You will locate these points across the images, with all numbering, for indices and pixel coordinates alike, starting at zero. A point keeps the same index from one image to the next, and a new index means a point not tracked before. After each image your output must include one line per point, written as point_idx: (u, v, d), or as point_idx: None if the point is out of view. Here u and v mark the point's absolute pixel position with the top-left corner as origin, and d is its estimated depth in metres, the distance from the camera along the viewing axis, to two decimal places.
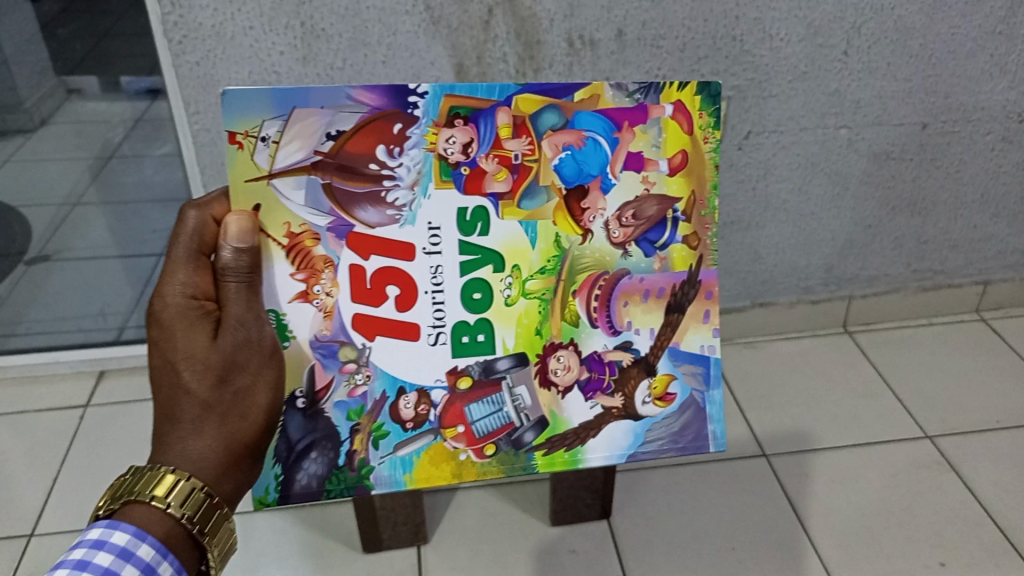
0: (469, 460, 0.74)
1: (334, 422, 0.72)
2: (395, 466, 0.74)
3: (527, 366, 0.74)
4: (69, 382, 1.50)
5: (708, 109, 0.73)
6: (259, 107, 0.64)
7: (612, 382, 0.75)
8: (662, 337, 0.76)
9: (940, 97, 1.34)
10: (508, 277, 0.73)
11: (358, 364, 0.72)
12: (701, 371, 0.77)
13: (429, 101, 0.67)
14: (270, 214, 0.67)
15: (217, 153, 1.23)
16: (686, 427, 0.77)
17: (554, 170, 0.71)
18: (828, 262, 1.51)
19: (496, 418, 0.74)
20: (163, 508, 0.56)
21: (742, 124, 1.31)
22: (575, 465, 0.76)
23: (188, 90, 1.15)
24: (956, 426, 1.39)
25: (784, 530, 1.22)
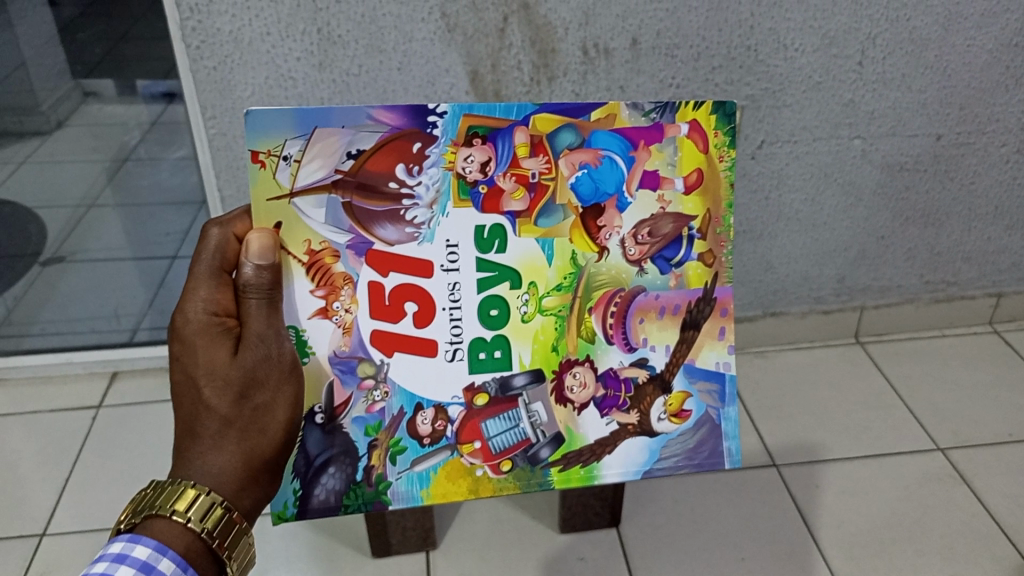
0: (485, 475, 0.74)
1: (352, 437, 0.72)
2: (412, 481, 0.73)
3: (544, 383, 0.74)
4: (82, 383, 1.51)
5: (723, 128, 0.73)
6: (281, 126, 0.65)
7: (628, 399, 0.75)
8: (677, 354, 0.76)
9: (955, 108, 1.34)
10: (525, 293, 0.73)
11: (376, 380, 0.72)
12: (716, 388, 0.77)
13: (448, 121, 0.68)
14: (291, 231, 0.68)
15: (232, 158, 1.23)
16: (701, 443, 0.77)
17: (571, 189, 0.71)
18: (841, 272, 1.51)
19: (513, 434, 0.74)
20: (184, 523, 0.57)
21: (755, 133, 1.31)
22: (591, 482, 0.75)
23: (205, 95, 1.15)
24: (968, 438, 1.38)
25: (795, 541, 1.21)
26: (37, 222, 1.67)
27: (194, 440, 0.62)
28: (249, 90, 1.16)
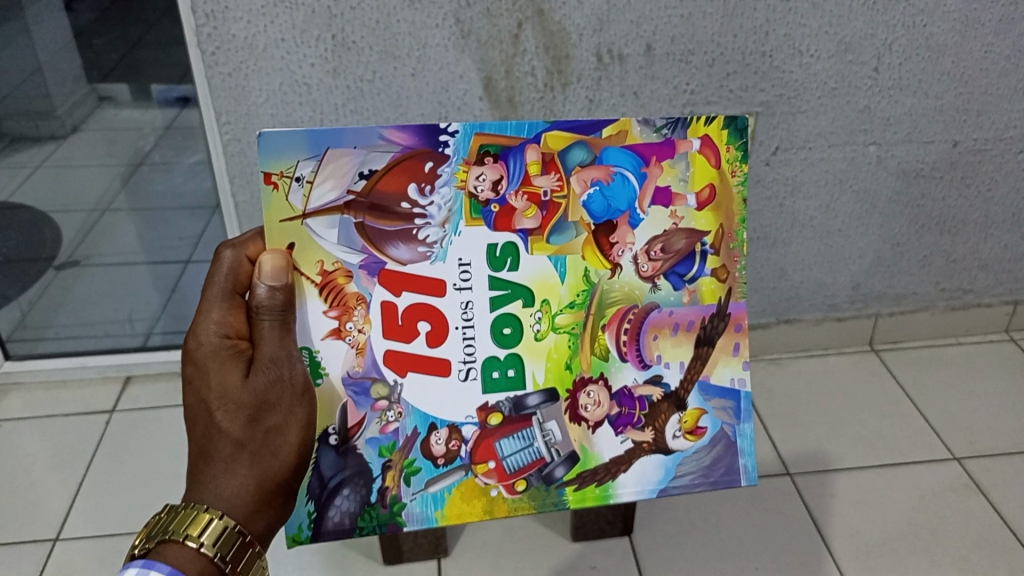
0: (500, 495, 0.73)
1: (365, 458, 0.71)
2: (427, 502, 0.73)
3: (558, 402, 0.73)
4: (96, 387, 1.52)
5: (735, 143, 0.73)
6: (294, 148, 0.65)
7: (642, 417, 0.75)
8: (691, 370, 0.76)
9: (971, 115, 1.33)
10: (538, 312, 0.73)
11: (389, 399, 0.71)
12: (731, 405, 0.76)
13: (460, 139, 0.68)
14: (304, 252, 0.68)
15: (246, 163, 1.23)
16: (717, 461, 0.76)
17: (583, 206, 0.71)
18: (855, 279, 1.50)
19: (527, 454, 0.73)
20: (197, 547, 0.57)
21: (770, 140, 1.30)
22: (606, 500, 0.74)
23: (220, 101, 1.16)
24: (984, 448, 1.37)
25: (808, 551, 1.20)
26: (53, 226, 1.67)
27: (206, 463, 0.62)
28: (263, 96, 1.16)
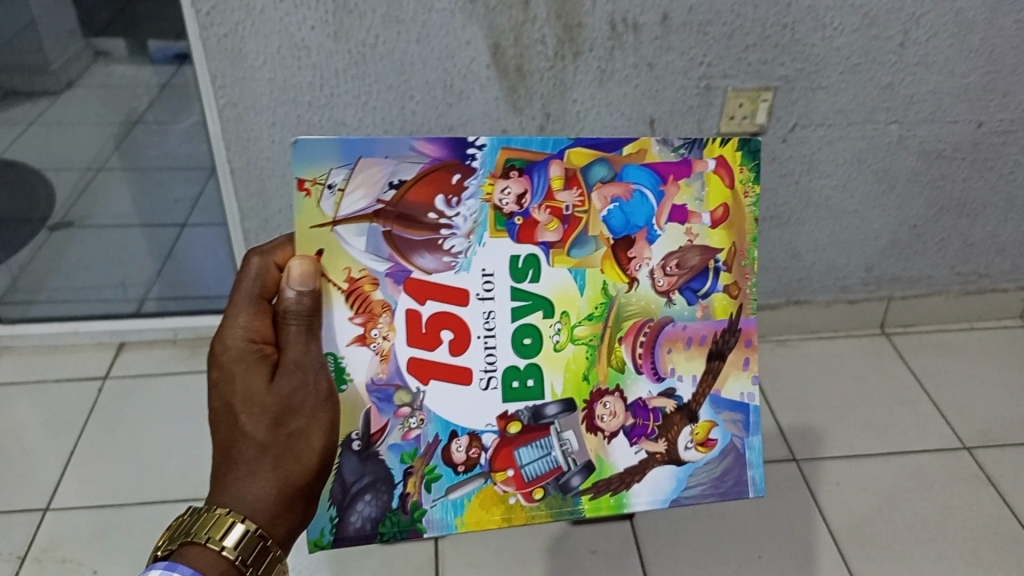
0: (518, 503, 0.69)
1: (387, 464, 0.66)
2: (447, 509, 0.68)
3: (575, 412, 0.69)
4: (89, 353, 1.49)
5: (748, 165, 0.70)
6: (328, 155, 0.62)
7: (657, 428, 0.71)
8: (703, 384, 0.72)
9: (998, 94, 1.28)
10: (558, 322, 0.69)
11: (413, 408, 0.66)
12: (740, 418, 0.73)
13: (487, 153, 0.65)
14: (332, 258, 0.64)
15: (243, 129, 1.18)
16: (726, 471, 0.73)
17: (603, 221, 0.67)
18: (869, 261, 1.46)
19: (545, 462, 0.69)
20: (218, 550, 0.57)
21: (787, 116, 1.25)
22: (620, 510, 0.70)
23: (215, 64, 1.11)
24: (995, 438, 1.34)
25: (812, 541, 1.18)
26: (47, 184, 1.61)
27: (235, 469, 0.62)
28: (261, 59, 1.11)
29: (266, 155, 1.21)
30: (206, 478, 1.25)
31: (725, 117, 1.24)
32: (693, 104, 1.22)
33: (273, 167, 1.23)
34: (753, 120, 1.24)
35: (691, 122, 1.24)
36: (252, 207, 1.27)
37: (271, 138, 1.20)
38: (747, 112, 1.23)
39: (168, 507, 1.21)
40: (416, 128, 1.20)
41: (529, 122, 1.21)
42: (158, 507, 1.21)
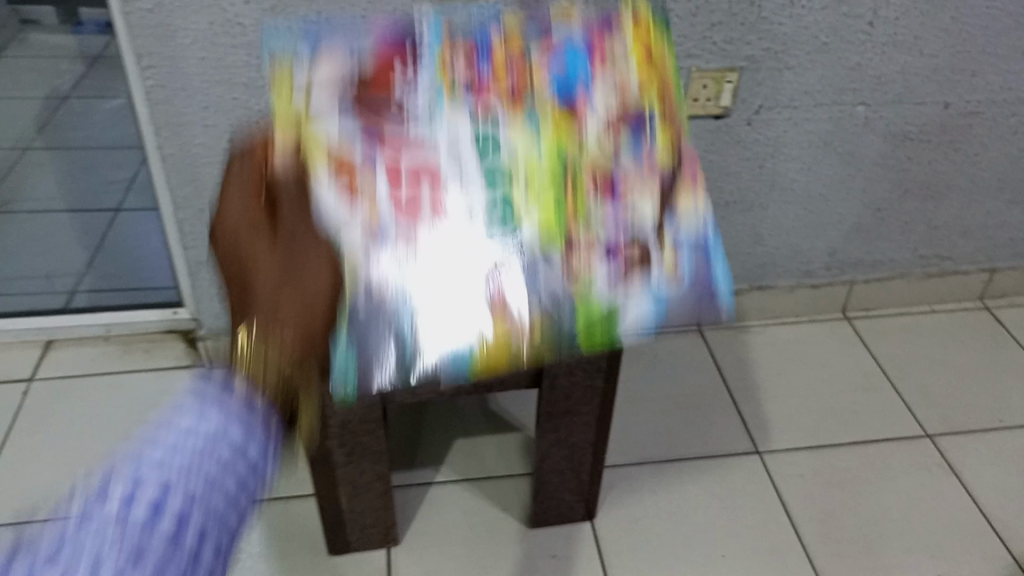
0: (522, 339, 0.72)
1: (396, 306, 0.71)
2: (456, 357, 0.71)
3: (553, 245, 0.76)
4: (12, 352, 1.38)
5: (657, 17, 0.90)
6: (293, 45, 0.86)
7: (629, 246, 0.76)
8: (661, 203, 0.79)
9: (966, 75, 1.24)
10: (522, 174, 0.80)
11: (406, 246, 0.73)
12: (701, 236, 0.78)
13: (430, 30, 0.89)
14: (312, 131, 0.78)
15: (173, 113, 1.08)
16: (699, 283, 0.76)
17: (546, 85, 0.85)
18: (833, 245, 1.43)
19: (541, 290, 0.74)
20: (264, 370, 0.48)
21: (753, 98, 1.20)
22: (615, 334, 0.73)
23: (141, 41, 1.01)
24: (958, 424, 1.32)
25: (778, 536, 1.15)
26: None
27: (248, 322, 0.51)
28: (191, 37, 1.02)
29: (200, 141, 1.12)
30: None
31: (689, 99, 1.18)
32: None
33: (208, 154, 1.13)
34: (718, 101, 1.19)
35: None
36: (186, 196, 1.17)
37: (204, 123, 1.10)
38: (712, 94, 1.18)
39: None
40: None
41: None
42: None
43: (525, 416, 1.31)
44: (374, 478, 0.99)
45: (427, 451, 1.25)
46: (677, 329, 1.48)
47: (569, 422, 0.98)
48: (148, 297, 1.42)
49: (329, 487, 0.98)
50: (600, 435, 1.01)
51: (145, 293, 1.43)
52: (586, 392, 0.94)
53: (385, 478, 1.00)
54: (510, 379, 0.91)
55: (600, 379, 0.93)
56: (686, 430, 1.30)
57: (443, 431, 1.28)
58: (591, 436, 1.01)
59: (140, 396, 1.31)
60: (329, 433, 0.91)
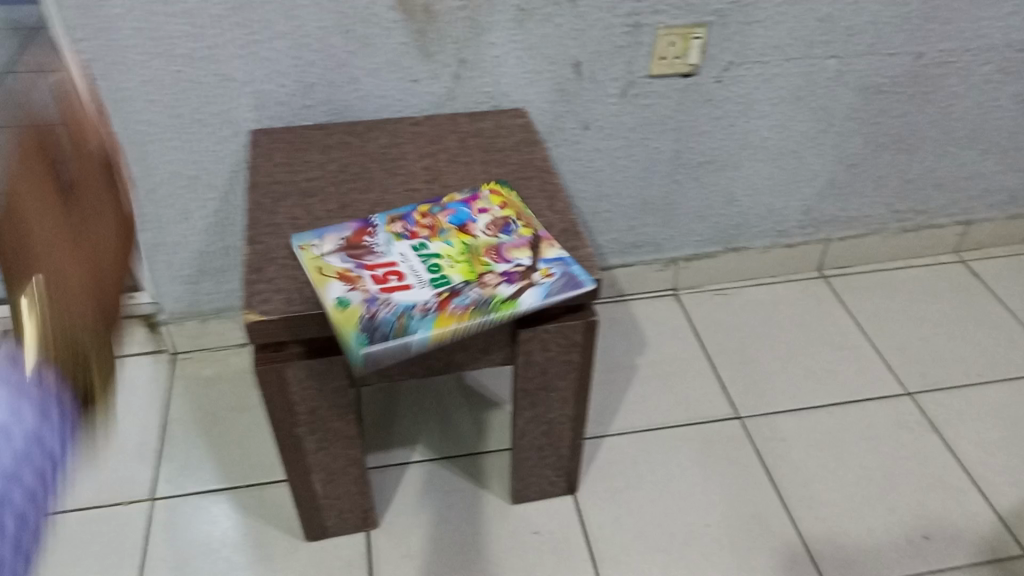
0: (463, 316, 0.75)
1: (381, 318, 0.74)
2: (425, 323, 0.74)
3: (469, 284, 0.79)
4: None
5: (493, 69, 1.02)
6: None
7: (517, 274, 0.81)
8: (532, 250, 0.84)
9: (939, 23, 1.20)
10: (447, 260, 0.83)
11: (386, 300, 0.76)
12: (562, 264, 0.82)
13: None
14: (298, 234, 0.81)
15: (112, 88, 1.02)
16: (567, 280, 0.80)
17: None
18: (807, 203, 1.40)
19: (469, 297, 0.77)
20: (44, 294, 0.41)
21: (722, 54, 1.17)
22: (514, 308, 0.77)
23: (68, 13, 0.94)
24: (936, 380, 1.31)
25: (762, 502, 1.13)
26: None
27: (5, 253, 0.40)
28: (123, 6, 0.95)
29: (144, 117, 1.05)
30: (107, 481, 1.13)
31: (656, 57, 1.14)
32: (621, 43, 1.12)
33: (153, 130, 1.07)
34: (685, 59, 1.16)
35: (620, 64, 1.14)
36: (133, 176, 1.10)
37: (147, 98, 1.04)
38: (679, 51, 1.15)
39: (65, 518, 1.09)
40: (316, 79, 1.06)
41: (442, 70, 1.09)
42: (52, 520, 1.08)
43: (500, 389, 1.28)
44: (348, 463, 0.95)
45: (402, 430, 1.21)
46: (651, 294, 1.46)
47: (546, 398, 0.95)
48: None
49: (301, 474, 0.95)
50: (579, 409, 0.98)
51: None
52: (563, 367, 0.91)
53: (359, 463, 0.96)
54: (483, 359, 0.88)
55: (576, 354, 0.90)
56: (665, 397, 1.28)
57: (418, 409, 1.25)
58: (570, 411, 0.98)
59: None
60: (297, 420, 0.88)
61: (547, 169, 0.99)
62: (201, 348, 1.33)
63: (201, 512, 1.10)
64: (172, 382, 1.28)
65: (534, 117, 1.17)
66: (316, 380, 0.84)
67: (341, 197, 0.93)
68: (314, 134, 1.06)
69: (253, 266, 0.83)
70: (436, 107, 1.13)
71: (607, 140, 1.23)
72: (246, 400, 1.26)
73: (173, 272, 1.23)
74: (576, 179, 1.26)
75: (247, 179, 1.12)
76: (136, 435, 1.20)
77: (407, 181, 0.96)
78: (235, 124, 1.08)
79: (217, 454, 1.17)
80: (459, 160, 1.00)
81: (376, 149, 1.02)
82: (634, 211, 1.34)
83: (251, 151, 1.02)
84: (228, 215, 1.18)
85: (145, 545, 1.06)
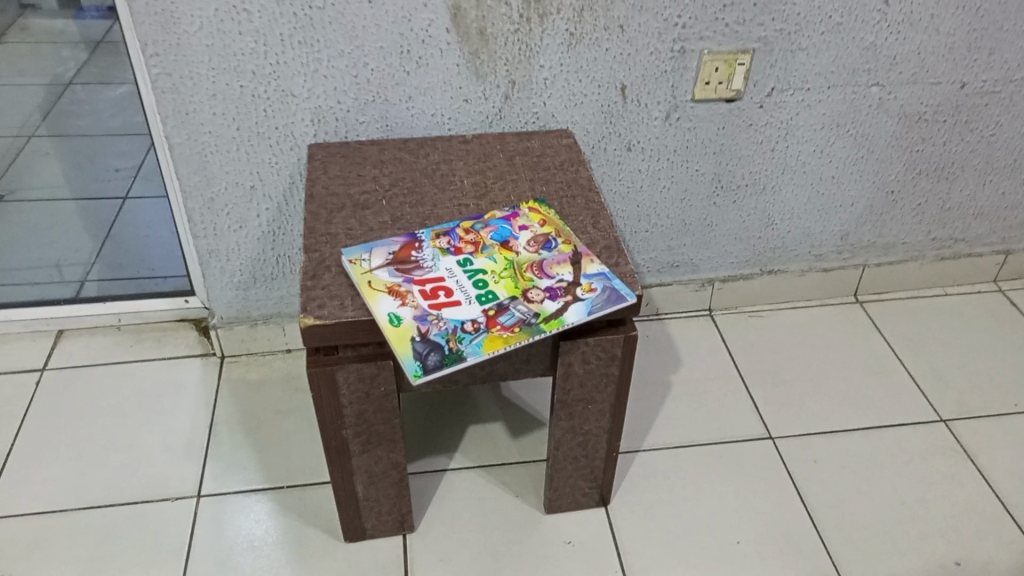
0: (511, 333, 0.79)
1: (435, 338, 0.78)
2: (475, 342, 0.78)
3: (515, 300, 0.83)
4: (24, 342, 1.37)
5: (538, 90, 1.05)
6: None
7: (561, 289, 0.84)
8: (575, 265, 0.87)
9: (982, 54, 1.22)
10: (491, 275, 0.86)
11: (438, 318, 0.80)
12: (604, 279, 0.85)
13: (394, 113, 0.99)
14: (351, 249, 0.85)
15: (180, 101, 1.07)
16: (610, 295, 0.83)
17: None
18: (845, 228, 1.42)
19: (516, 313, 0.81)
20: None
21: (765, 80, 1.19)
22: (560, 324, 0.80)
23: (144, 29, 1.00)
24: (972, 409, 1.31)
25: (794, 522, 1.14)
26: None
27: None
28: (195, 24, 1.01)
29: (208, 129, 1.10)
30: (157, 477, 1.18)
31: (700, 81, 1.17)
32: (666, 68, 1.15)
33: (217, 142, 1.12)
34: (730, 85, 1.18)
35: (664, 88, 1.17)
36: (194, 185, 1.15)
37: (211, 111, 1.09)
38: (723, 77, 1.18)
39: (116, 510, 1.13)
40: (371, 97, 1.11)
41: (492, 91, 1.13)
42: (104, 511, 1.13)
43: (537, 402, 1.31)
44: (390, 467, 0.99)
45: (439, 439, 1.25)
46: (687, 314, 1.48)
47: (584, 410, 0.98)
48: (159, 285, 1.42)
49: (345, 475, 0.98)
50: (615, 422, 1.01)
51: (155, 281, 1.43)
52: (601, 380, 0.94)
53: (400, 466, 0.99)
54: (524, 369, 0.91)
55: (615, 367, 0.93)
56: (698, 416, 1.29)
57: (456, 418, 1.28)
58: (605, 424, 1.01)
59: (154, 386, 1.31)
60: (344, 422, 0.91)
61: (592, 189, 1.02)
62: (248, 352, 1.37)
63: (245, 509, 1.14)
64: (221, 384, 1.32)
65: (579, 138, 1.20)
66: (365, 384, 0.87)
67: (393, 211, 0.97)
68: (368, 148, 1.10)
69: (310, 273, 0.87)
70: (484, 126, 1.17)
71: (649, 161, 1.25)
72: (291, 403, 1.30)
73: (227, 278, 1.28)
74: (617, 199, 1.29)
75: (302, 191, 1.17)
76: (185, 433, 1.24)
77: (456, 197, 1.00)
78: (293, 138, 1.13)
79: (261, 454, 1.21)
80: (507, 177, 1.04)
81: (427, 165, 1.06)
82: (673, 232, 1.36)
83: (308, 164, 1.06)
84: (283, 225, 1.22)
85: (192, 539, 1.10)
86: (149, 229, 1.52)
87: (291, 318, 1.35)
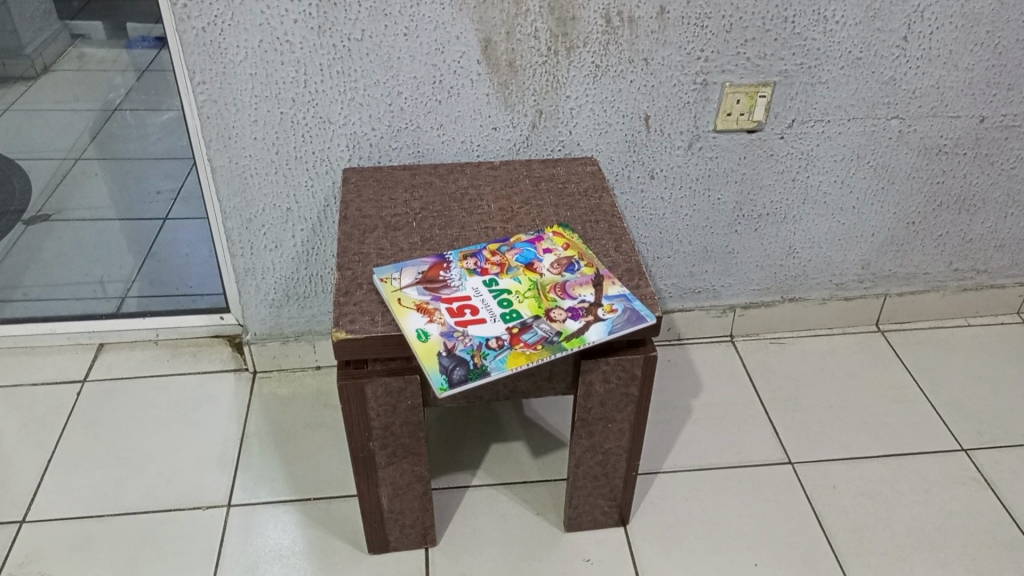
0: (533, 350, 0.82)
1: (459, 353, 0.81)
2: (498, 357, 0.81)
3: (537, 319, 0.86)
4: (67, 354, 1.43)
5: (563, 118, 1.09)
6: None
7: (582, 308, 0.88)
8: (596, 287, 0.91)
9: (1002, 88, 1.25)
10: (515, 294, 0.90)
11: (463, 334, 0.83)
12: (623, 301, 0.89)
13: None
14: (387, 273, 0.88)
15: (224, 126, 1.13)
16: (629, 316, 0.87)
17: None
18: (866, 258, 1.44)
19: (538, 332, 0.84)
20: None
21: (787, 112, 1.23)
22: (579, 341, 0.83)
23: (193, 58, 1.06)
24: (993, 439, 1.32)
25: (811, 546, 1.15)
26: (22, 174, 1.72)
27: None
28: (240, 53, 1.06)
29: (249, 153, 1.16)
30: (189, 487, 1.22)
31: (722, 113, 1.21)
32: (689, 99, 1.19)
33: (256, 165, 1.17)
34: (751, 116, 1.22)
35: (688, 118, 1.21)
36: (235, 206, 1.21)
37: (253, 135, 1.14)
38: (745, 108, 1.21)
39: (151, 517, 1.17)
40: (404, 124, 1.16)
41: (520, 119, 1.17)
42: (138, 518, 1.17)
43: (558, 422, 1.34)
44: (414, 480, 1.02)
45: (463, 456, 1.28)
46: (709, 340, 1.50)
47: (603, 429, 1.00)
48: (196, 302, 1.47)
49: (370, 487, 1.01)
50: (634, 442, 1.03)
51: (192, 298, 1.48)
52: (620, 400, 0.97)
53: (425, 480, 1.02)
54: (545, 386, 0.94)
55: (634, 387, 0.96)
56: (718, 440, 1.31)
57: (478, 437, 1.31)
58: (625, 443, 1.03)
59: (189, 399, 1.36)
60: (371, 434, 0.95)
61: (614, 214, 1.05)
62: (280, 368, 1.42)
63: (273, 520, 1.17)
64: (253, 399, 1.37)
65: (604, 166, 1.24)
66: (392, 398, 0.91)
67: (423, 232, 1.01)
68: (401, 173, 1.15)
69: (342, 290, 0.91)
70: (512, 154, 1.21)
71: (672, 189, 1.29)
72: (319, 419, 1.34)
73: (262, 296, 1.33)
74: (641, 227, 1.33)
75: (336, 213, 1.22)
76: (218, 446, 1.28)
77: (484, 220, 1.04)
78: (329, 162, 1.18)
79: (290, 467, 1.25)
80: (532, 203, 1.08)
81: (456, 190, 1.10)
82: (695, 258, 1.39)
83: (343, 187, 1.11)
84: (317, 245, 1.27)
85: (221, 547, 1.13)
86: (188, 248, 1.58)
87: (321, 337, 1.39)
